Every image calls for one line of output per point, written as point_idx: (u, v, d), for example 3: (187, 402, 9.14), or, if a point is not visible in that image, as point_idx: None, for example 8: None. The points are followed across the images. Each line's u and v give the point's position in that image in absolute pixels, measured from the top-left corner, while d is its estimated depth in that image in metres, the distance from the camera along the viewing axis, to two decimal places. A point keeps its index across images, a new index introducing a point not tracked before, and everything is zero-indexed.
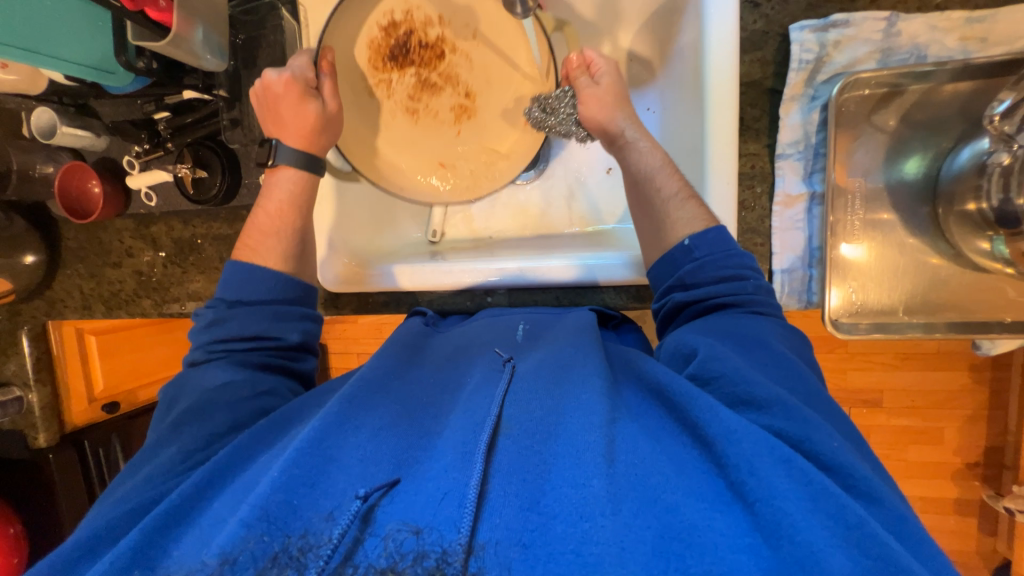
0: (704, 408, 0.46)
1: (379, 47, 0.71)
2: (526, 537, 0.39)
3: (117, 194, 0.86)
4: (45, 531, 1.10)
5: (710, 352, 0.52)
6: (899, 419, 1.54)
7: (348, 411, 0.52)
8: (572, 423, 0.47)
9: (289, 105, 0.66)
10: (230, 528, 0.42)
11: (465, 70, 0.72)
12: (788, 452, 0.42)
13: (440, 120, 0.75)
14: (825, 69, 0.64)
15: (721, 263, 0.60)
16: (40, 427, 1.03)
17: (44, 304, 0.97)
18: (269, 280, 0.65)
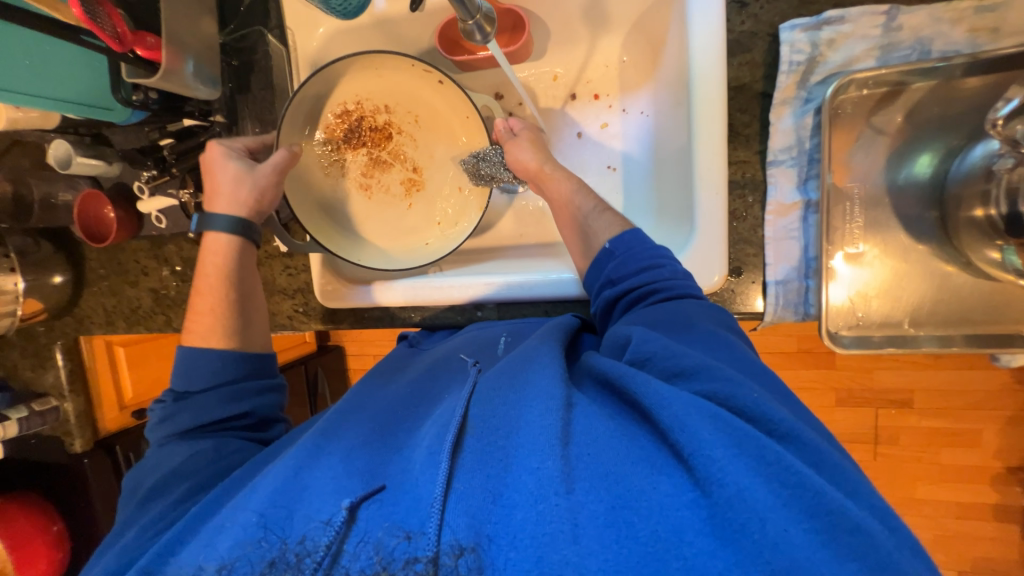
0: (640, 381, 0.44)
1: (334, 130, 0.80)
2: (490, 529, 0.37)
3: (131, 218, 0.91)
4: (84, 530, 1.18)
5: (642, 337, 0.50)
6: (932, 420, 1.45)
7: (323, 442, 0.53)
8: (520, 410, 0.45)
9: (216, 169, 0.71)
10: (234, 531, 0.45)
11: (411, 149, 0.82)
12: (716, 410, 0.40)
13: (392, 194, 0.83)
14: (819, 70, 0.60)
15: (637, 256, 0.60)
16: (75, 433, 1.11)
17: (73, 320, 1.04)
18: (215, 360, 0.66)
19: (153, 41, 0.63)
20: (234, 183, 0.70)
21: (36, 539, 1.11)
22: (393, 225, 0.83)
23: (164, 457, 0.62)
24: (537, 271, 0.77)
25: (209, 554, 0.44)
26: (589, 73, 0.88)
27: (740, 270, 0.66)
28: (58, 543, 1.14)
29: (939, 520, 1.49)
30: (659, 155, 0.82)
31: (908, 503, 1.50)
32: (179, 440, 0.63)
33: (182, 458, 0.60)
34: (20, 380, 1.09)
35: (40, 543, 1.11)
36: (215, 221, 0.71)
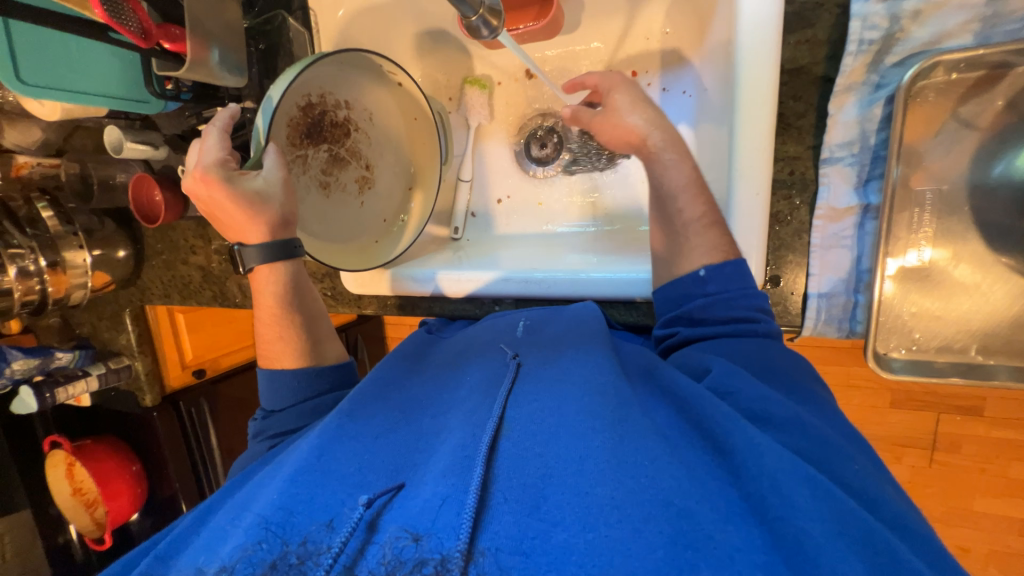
0: (723, 417, 0.44)
1: (296, 124, 0.70)
2: (528, 543, 0.36)
3: (177, 201, 0.96)
4: (156, 471, 1.35)
5: (722, 371, 0.50)
6: (1002, 430, 1.29)
7: (346, 423, 0.55)
8: (572, 427, 0.45)
9: (221, 198, 0.62)
10: (241, 534, 0.43)
11: (367, 145, 0.79)
12: (812, 470, 0.39)
13: (347, 192, 0.78)
14: (897, 49, 0.51)
15: (734, 303, 0.56)
16: (146, 389, 1.25)
17: (137, 291, 1.14)
18: (293, 382, 0.69)
19: (178, 32, 0.64)
20: (253, 206, 0.64)
21: (120, 479, 1.28)
22: (347, 224, 0.78)
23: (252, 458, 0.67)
24: (562, 268, 0.75)
25: (210, 559, 0.43)
26: (628, 48, 0.81)
27: (778, 278, 0.60)
28: (137, 481, 1.32)
29: (996, 536, 1.36)
30: (698, 142, 0.75)
31: (964, 515, 1.37)
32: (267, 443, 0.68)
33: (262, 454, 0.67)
34: (99, 341, 1.24)
35: (121, 480, 1.29)
36: (249, 253, 0.66)
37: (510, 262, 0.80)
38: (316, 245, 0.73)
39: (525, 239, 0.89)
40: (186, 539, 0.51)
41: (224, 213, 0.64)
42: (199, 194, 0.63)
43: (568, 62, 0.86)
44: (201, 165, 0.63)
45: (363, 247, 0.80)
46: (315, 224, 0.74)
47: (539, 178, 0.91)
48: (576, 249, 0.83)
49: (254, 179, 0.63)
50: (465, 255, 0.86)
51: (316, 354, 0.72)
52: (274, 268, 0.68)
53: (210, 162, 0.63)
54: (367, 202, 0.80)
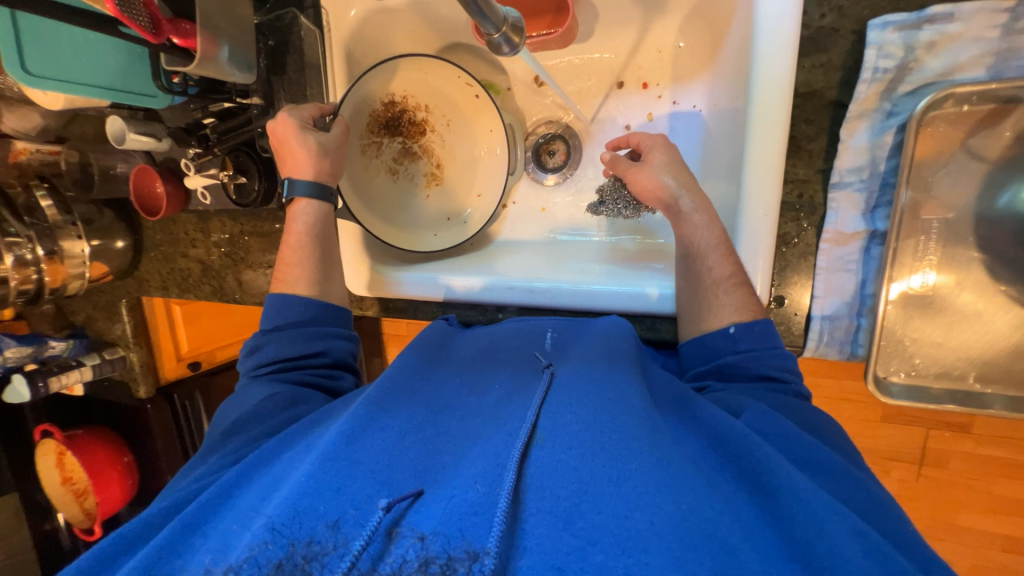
0: (768, 459, 0.46)
1: (377, 116, 0.84)
2: (562, 559, 0.37)
3: (179, 194, 0.95)
4: (148, 463, 1.34)
5: (758, 415, 0.52)
6: (989, 447, 1.31)
7: (373, 413, 0.54)
8: (614, 447, 0.45)
9: (293, 142, 0.72)
10: (257, 530, 0.43)
11: (439, 146, 0.88)
12: (860, 524, 0.41)
13: (414, 183, 0.88)
14: (911, 78, 0.51)
15: (763, 360, 0.58)
16: (140, 380, 1.24)
17: (134, 282, 1.12)
18: (299, 308, 0.71)
19: (188, 27, 0.63)
20: (318, 154, 0.73)
21: (111, 469, 1.27)
22: (410, 212, 0.88)
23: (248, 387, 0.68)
24: (569, 278, 0.75)
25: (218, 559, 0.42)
26: (639, 60, 0.81)
27: (782, 298, 0.61)
28: (128, 473, 1.31)
29: (979, 550, 1.38)
30: (703, 160, 0.76)
31: (949, 529, 1.39)
32: (268, 383, 0.67)
33: (260, 399, 0.65)
34: (94, 330, 1.22)
35: (112, 472, 1.27)
36: (300, 188, 0.74)
37: (515, 270, 0.80)
38: (374, 222, 0.83)
39: (529, 245, 0.89)
40: (214, 510, 0.49)
41: (287, 150, 0.73)
42: (277, 132, 0.73)
43: (578, 71, 0.85)
44: (288, 112, 0.74)
45: (421, 237, 0.87)
46: (378, 202, 0.85)
47: (545, 185, 0.91)
48: (581, 258, 0.83)
49: (321, 135, 0.73)
50: (472, 258, 0.86)
51: (324, 288, 0.74)
52: (316, 211, 0.75)
53: (303, 115, 0.74)
54: (432, 195, 0.89)
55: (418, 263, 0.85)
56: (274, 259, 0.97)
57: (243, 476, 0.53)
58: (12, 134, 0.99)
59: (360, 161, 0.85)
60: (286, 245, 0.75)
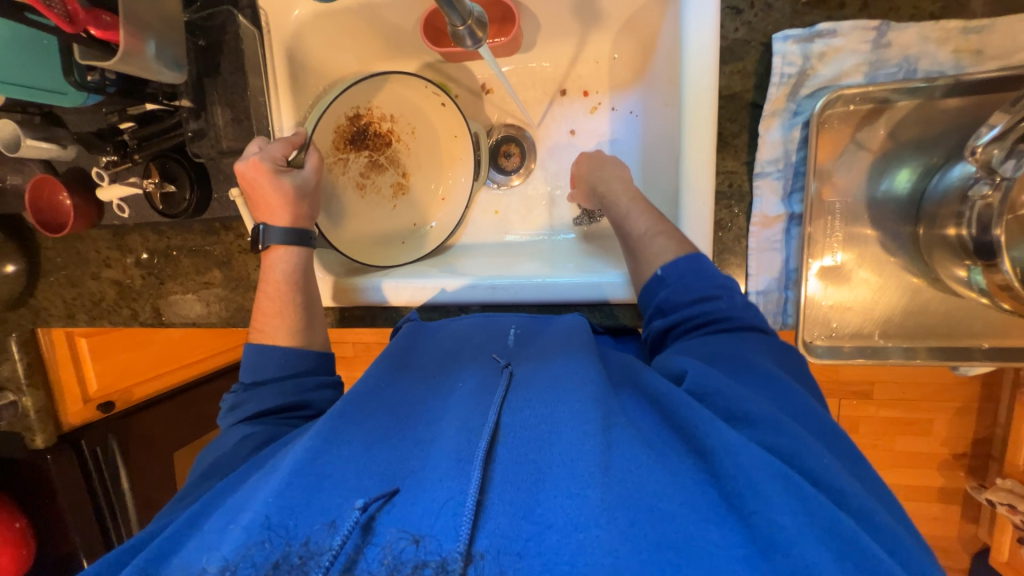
0: (703, 419, 0.46)
1: (342, 132, 0.83)
2: (522, 544, 0.37)
3: (90, 207, 0.85)
4: (50, 526, 1.14)
5: (701, 377, 0.51)
6: (889, 410, 1.50)
7: (338, 428, 0.51)
8: (568, 436, 0.45)
9: (266, 185, 0.68)
10: (240, 532, 0.40)
11: (406, 156, 0.87)
12: (785, 470, 0.41)
13: (381, 195, 0.87)
14: (808, 83, 0.61)
15: (692, 285, 0.60)
16: (36, 428, 1.06)
17: (30, 312, 0.97)
18: (282, 358, 0.66)
19: (109, 20, 0.59)
20: (293, 200, 0.70)
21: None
22: (381, 224, 0.87)
23: (223, 443, 0.61)
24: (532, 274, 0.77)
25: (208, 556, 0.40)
26: (579, 69, 0.87)
27: None
28: (22, 542, 1.10)
29: None
30: (645, 161, 0.83)
31: None
32: (242, 426, 0.62)
33: (233, 445, 0.60)
34: None
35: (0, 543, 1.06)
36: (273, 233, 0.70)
37: (478, 270, 0.81)
38: (346, 239, 0.82)
39: (485, 247, 0.91)
40: (185, 537, 0.45)
41: (260, 193, 0.69)
42: (248, 178, 0.68)
43: (523, 79, 0.90)
44: (258, 155, 0.69)
45: (389, 247, 0.86)
46: (348, 218, 0.84)
47: (502, 187, 0.93)
48: (538, 255, 0.86)
49: (295, 178, 0.70)
50: (430, 262, 0.85)
51: (307, 336, 0.70)
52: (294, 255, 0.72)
53: (270, 154, 0.69)
54: (399, 205, 0.88)
55: (375, 268, 0.83)
56: (208, 275, 0.88)
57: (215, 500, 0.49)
58: None
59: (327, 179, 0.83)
60: (264, 295, 0.71)
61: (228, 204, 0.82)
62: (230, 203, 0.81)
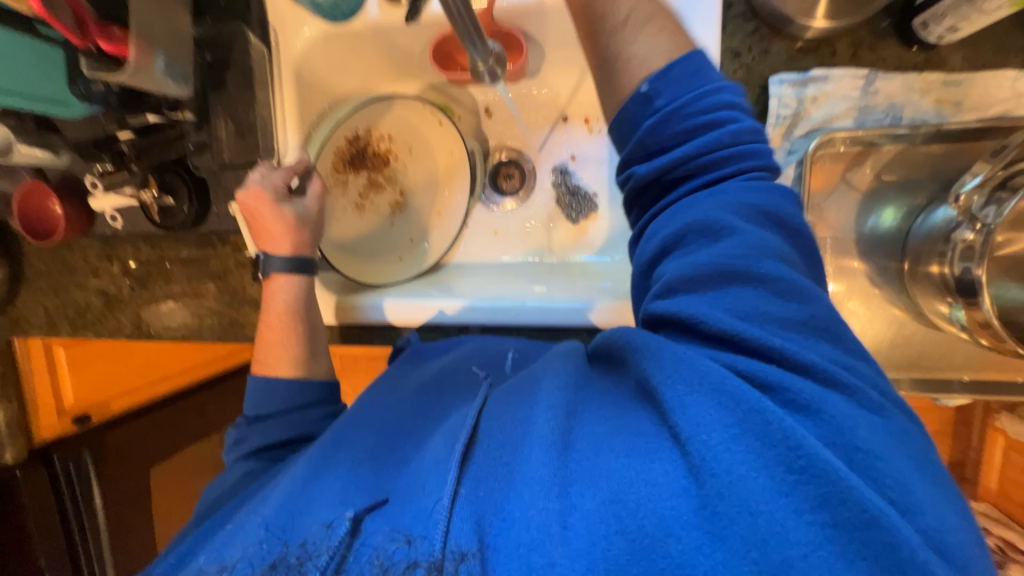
0: (667, 358, 0.39)
1: (341, 154, 0.87)
2: (487, 535, 0.34)
3: (81, 215, 0.83)
4: (13, 546, 1.08)
5: (677, 277, 0.42)
6: None
7: (327, 456, 0.49)
8: (531, 417, 0.40)
9: (268, 216, 0.68)
10: (251, 530, 0.42)
11: (403, 174, 0.90)
12: (734, 389, 0.35)
13: (379, 213, 0.90)
14: (802, 124, 0.64)
15: (691, 110, 0.46)
16: (7, 444, 1.03)
17: (7, 321, 0.94)
18: (286, 390, 0.64)
19: (121, 35, 0.59)
20: (296, 226, 0.70)
21: None
22: (379, 241, 0.89)
23: (226, 480, 0.59)
24: (533, 297, 0.78)
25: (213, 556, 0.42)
26: (580, 97, 0.90)
27: None
28: None
29: None
30: None
31: None
32: (247, 462, 0.60)
33: (237, 481, 0.58)
34: None
35: None
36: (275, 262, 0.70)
37: (479, 291, 0.81)
38: (342, 256, 0.84)
39: (483, 267, 0.91)
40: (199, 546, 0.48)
41: (260, 223, 0.69)
42: (250, 207, 0.68)
43: (526, 104, 0.92)
44: (259, 183, 0.69)
45: (385, 264, 0.87)
46: (347, 236, 0.86)
47: (500, 208, 0.95)
48: (537, 276, 0.87)
49: (296, 204, 0.70)
50: (428, 281, 0.85)
51: (310, 365, 0.67)
52: (293, 283, 0.71)
53: (273, 183, 0.69)
54: (397, 222, 0.90)
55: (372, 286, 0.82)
56: (200, 287, 0.87)
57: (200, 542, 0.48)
58: None
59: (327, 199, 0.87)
60: (267, 326, 0.69)
61: (227, 217, 0.81)
62: (229, 216, 0.80)
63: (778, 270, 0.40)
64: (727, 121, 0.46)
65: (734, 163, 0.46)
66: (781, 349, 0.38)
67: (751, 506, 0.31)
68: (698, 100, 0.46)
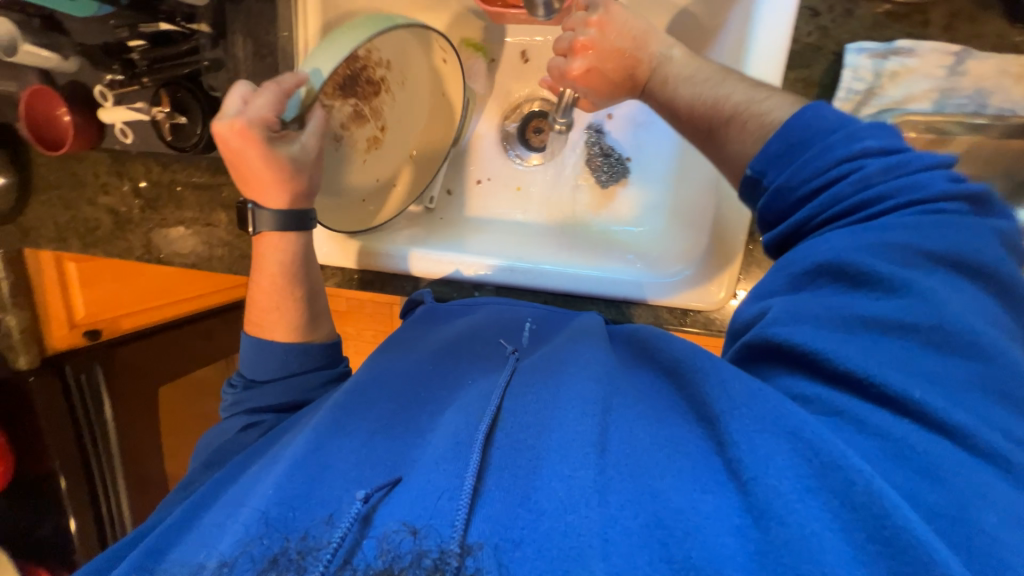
0: (715, 381, 0.40)
1: (337, 74, 0.69)
2: (516, 533, 0.34)
3: (91, 127, 0.79)
4: (26, 449, 1.11)
5: (792, 309, 0.40)
6: None
7: (339, 419, 0.49)
8: (563, 411, 0.41)
9: (256, 156, 0.61)
10: (256, 502, 0.40)
11: (390, 107, 0.78)
12: (798, 424, 0.35)
13: (354, 147, 0.76)
14: (874, 102, 0.57)
15: (823, 155, 0.42)
16: (19, 350, 1.03)
17: (17, 230, 0.92)
18: (283, 355, 0.63)
19: None
20: (290, 172, 0.64)
21: None
22: (342, 177, 0.75)
23: (224, 436, 0.60)
24: (554, 262, 0.75)
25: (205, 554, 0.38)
26: None
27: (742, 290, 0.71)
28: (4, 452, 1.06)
29: None
30: (681, 155, 0.82)
31: None
32: (244, 422, 0.60)
33: (234, 440, 0.58)
34: None
35: None
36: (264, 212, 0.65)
37: (500, 250, 0.79)
38: (315, 192, 0.69)
39: (503, 225, 0.88)
40: (181, 529, 0.43)
41: (248, 166, 0.62)
42: (231, 142, 0.60)
43: None
44: (242, 116, 0.59)
45: (350, 206, 0.78)
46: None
47: (526, 164, 0.91)
48: (558, 239, 0.84)
49: (291, 145, 0.63)
50: (446, 235, 0.83)
51: (309, 329, 0.67)
52: (284, 241, 0.66)
53: (256, 118, 0.59)
54: (369, 161, 0.78)
55: (385, 235, 0.81)
56: (212, 216, 0.84)
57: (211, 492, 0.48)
58: None
59: None
60: (257, 287, 0.67)
61: None
62: None
63: (932, 314, 0.36)
64: (868, 157, 0.42)
65: (887, 195, 0.41)
66: (917, 400, 0.34)
67: (824, 565, 0.29)
68: (835, 148, 0.42)
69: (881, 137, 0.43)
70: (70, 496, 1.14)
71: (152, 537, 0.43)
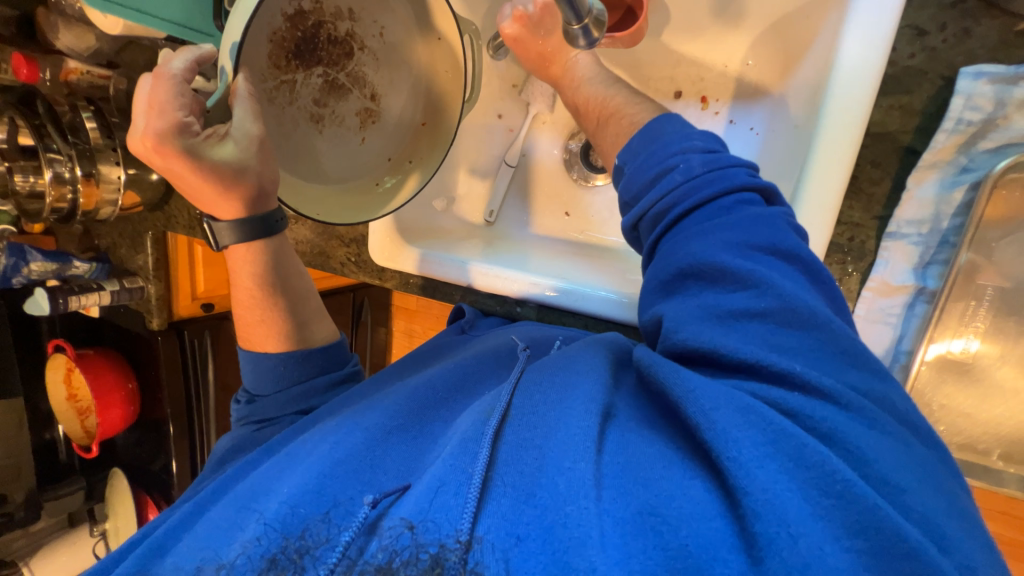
0: (671, 370, 0.42)
1: (283, 39, 0.65)
2: (523, 528, 0.35)
3: None
4: (149, 396, 1.35)
5: (677, 315, 0.45)
6: None
7: (354, 418, 0.53)
8: (567, 409, 0.43)
9: (180, 169, 0.57)
10: (277, 495, 0.45)
11: (372, 71, 0.72)
12: (750, 402, 0.38)
13: (345, 127, 0.73)
14: (993, 135, 0.53)
15: (654, 156, 0.51)
16: (154, 312, 1.25)
17: (163, 217, 1.14)
18: (279, 367, 0.69)
19: None
20: (224, 180, 0.59)
21: (115, 394, 1.29)
22: (348, 164, 0.73)
23: (235, 440, 0.68)
24: (606, 284, 0.75)
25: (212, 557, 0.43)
26: (704, 71, 0.79)
27: None
28: (131, 399, 1.33)
29: None
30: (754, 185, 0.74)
31: None
32: (254, 432, 0.68)
33: (248, 445, 0.67)
34: (117, 257, 1.25)
35: (115, 397, 1.29)
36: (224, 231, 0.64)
37: (542, 266, 0.80)
38: (307, 189, 0.69)
39: (553, 243, 0.89)
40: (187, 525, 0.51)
41: (185, 184, 0.59)
42: (154, 162, 0.57)
43: (638, 72, 0.82)
44: (148, 129, 0.55)
45: (359, 189, 0.74)
46: (310, 163, 0.70)
47: (586, 184, 0.91)
48: (611, 260, 0.84)
49: (213, 146, 0.57)
50: (497, 248, 0.86)
51: (302, 337, 0.72)
52: (251, 254, 0.67)
53: (164, 129, 0.55)
54: (368, 137, 0.74)
55: (429, 241, 0.86)
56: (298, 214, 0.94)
57: (216, 493, 0.54)
58: (63, 50, 0.98)
59: (270, 113, 0.66)
60: (239, 303, 0.70)
61: None
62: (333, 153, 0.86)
63: (778, 297, 0.41)
64: (693, 154, 0.49)
65: (709, 186, 0.47)
66: (802, 376, 0.39)
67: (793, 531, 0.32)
68: (671, 147, 0.50)
69: (708, 141, 0.50)
70: (174, 441, 1.36)
71: (162, 530, 0.50)
